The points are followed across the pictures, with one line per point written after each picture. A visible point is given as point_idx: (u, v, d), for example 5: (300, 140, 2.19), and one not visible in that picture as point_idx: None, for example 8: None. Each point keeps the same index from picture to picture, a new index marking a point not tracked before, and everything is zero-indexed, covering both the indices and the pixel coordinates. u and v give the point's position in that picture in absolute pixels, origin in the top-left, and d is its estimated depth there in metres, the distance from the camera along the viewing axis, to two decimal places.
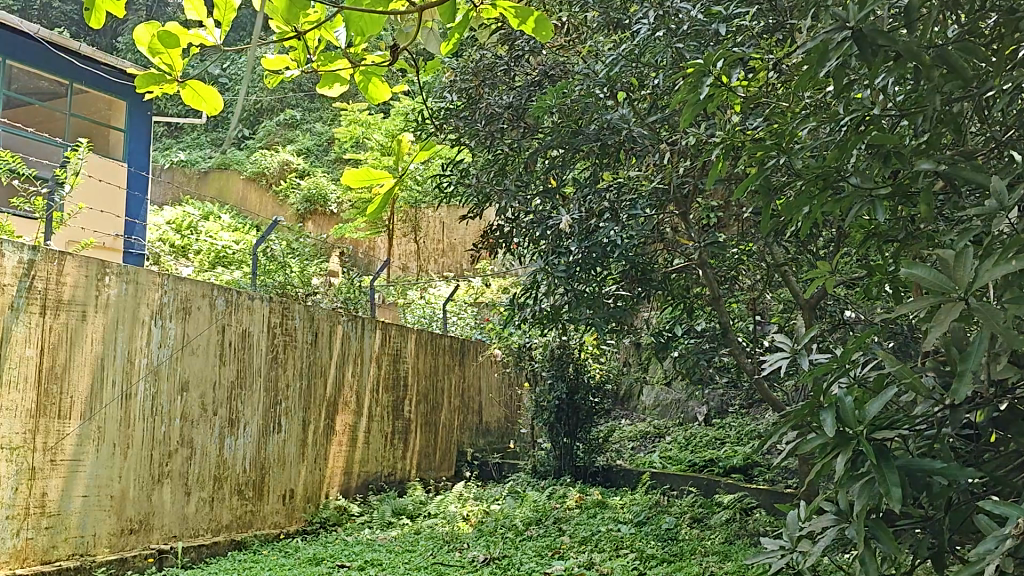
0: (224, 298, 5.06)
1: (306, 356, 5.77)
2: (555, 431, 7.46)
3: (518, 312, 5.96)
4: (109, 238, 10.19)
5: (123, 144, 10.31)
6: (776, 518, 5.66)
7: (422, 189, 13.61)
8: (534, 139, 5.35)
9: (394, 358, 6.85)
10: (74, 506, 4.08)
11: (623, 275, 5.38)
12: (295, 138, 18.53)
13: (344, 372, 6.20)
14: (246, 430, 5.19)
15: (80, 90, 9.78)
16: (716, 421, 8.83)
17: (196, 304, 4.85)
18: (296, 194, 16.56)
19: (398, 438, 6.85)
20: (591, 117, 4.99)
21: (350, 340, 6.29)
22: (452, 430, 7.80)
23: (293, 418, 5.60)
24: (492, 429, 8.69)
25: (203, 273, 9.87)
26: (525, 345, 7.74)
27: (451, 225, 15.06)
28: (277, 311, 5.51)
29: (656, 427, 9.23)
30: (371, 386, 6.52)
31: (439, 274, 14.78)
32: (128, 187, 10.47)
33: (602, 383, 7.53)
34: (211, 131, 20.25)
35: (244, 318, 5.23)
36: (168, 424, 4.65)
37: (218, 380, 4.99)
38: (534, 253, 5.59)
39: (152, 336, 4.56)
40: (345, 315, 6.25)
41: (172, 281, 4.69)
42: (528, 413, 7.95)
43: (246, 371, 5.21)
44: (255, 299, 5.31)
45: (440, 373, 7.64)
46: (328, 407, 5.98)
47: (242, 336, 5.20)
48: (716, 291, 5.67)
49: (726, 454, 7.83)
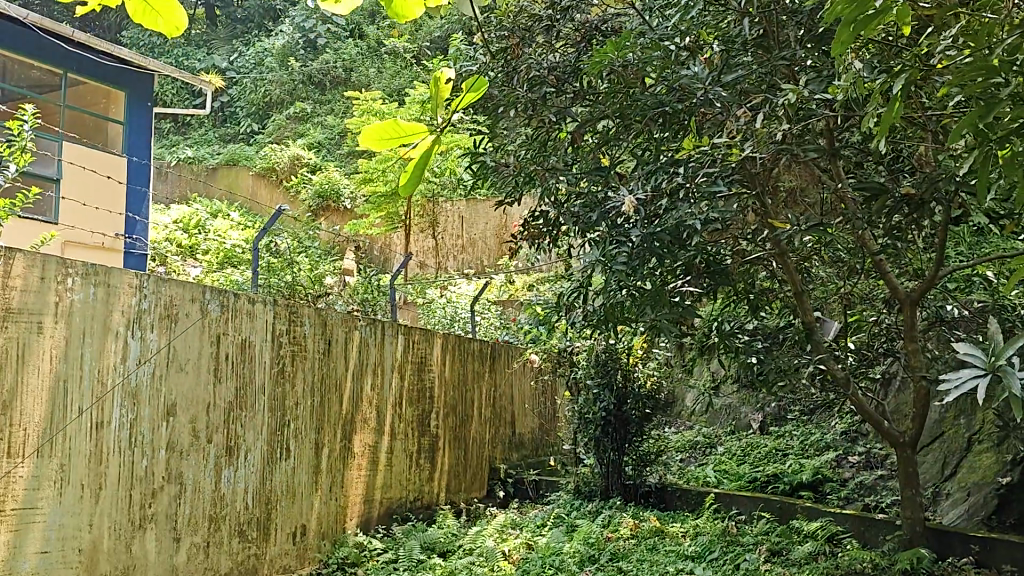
0: (218, 302, 4.23)
1: (319, 369, 4.94)
2: (601, 447, 6.64)
3: (562, 314, 5.11)
4: (108, 238, 9.41)
5: (123, 137, 9.50)
6: (874, 552, 4.80)
7: (439, 180, 12.78)
8: (584, 107, 4.54)
9: (418, 367, 6.01)
10: (28, 565, 3.26)
11: (689, 267, 4.47)
12: (306, 132, 17.74)
13: (363, 385, 5.37)
14: (248, 459, 4.36)
15: (77, 80, 8.96)
16: (774, 429, 7.96)
17: (184, 310, 4.03)
18: (308, 190, 15.79)
19: (425, 457, 6.01)
20: (658, 76, 4.14)
21: (369, 349, 5.46)
22: (483, 445, 6.96)
23: (304, 442, 4.77)
24: (526, 441, 7.85)
25: (209, 274, 9.08)
26: (566, 349, 6.93)
27: (470, 218, 14.23)
28: (284, 316, 4.67)
29: (706, 436, 8.36)
30: (394, 400, 5.69)
31: (459, 271, 13.95)
32: (128, 183, 9.65)
33: (653, 391, 6.71)
34: (220, 127, 19.52)
35: (246, 326, 4.40)
36: (151, 458, 3.83)
37: (212, 401, 4.16)
38: (583, 243, 4.70)
39: (128, 350, 3.74)
40: (362, 319, 5.41)
41: (153, 283, 3.87)
42: (568, 426, 7.11)
43: (247, 389, 4.38)
44: (258, 302, 4.48)
45: (470, 382, 6.81)
46: (345, 428, 5.15)
47: (242, 348, 4.36)
48: (799, 285, 4.80)
49: (792, 468, 6.97)
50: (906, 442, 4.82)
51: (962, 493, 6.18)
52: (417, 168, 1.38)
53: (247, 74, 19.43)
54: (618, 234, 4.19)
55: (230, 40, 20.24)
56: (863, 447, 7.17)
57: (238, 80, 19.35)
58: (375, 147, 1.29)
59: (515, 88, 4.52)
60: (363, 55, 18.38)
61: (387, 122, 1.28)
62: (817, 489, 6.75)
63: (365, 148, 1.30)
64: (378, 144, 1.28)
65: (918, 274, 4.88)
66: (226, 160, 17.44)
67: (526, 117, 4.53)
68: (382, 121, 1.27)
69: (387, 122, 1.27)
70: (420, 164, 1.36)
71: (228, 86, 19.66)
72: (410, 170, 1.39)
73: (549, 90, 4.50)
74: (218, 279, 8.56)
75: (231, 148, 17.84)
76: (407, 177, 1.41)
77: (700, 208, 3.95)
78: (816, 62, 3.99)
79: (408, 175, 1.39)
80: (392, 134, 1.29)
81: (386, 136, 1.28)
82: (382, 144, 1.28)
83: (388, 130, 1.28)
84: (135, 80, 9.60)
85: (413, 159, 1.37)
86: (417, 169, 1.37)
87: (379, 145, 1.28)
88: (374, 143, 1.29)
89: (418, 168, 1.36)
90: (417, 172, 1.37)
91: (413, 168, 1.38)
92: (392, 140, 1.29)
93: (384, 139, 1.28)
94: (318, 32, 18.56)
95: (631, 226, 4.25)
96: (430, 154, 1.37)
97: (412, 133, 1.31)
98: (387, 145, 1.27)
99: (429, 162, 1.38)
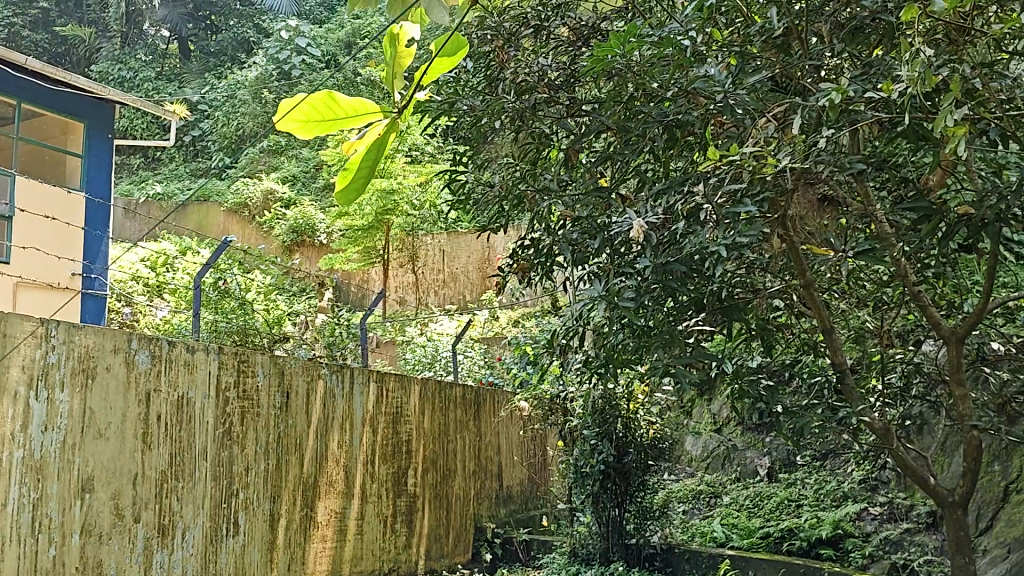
0: (148, 352, 3.54)
1: (274, 427, 4.25)
2: (600, 504, 6.02)
3: (555, 358, 4.46)
4: (64, 279, 8.70)
5: (81, 171, 8.85)
6: None
7: (418, 213, 12.18)
8: (580, 118, 3.93)
9: (393, 419, 5.32)
10: None
11: (705, 303, 3.81)
12: (280, 166, 17.12)
13: (328, 442, 4.67)
14: (186, 538, 3.66)
15: (32, 112, 8.33)
16: (784, 476, 7.31)
17: (104, 364, 3.35)
18: (282, 225, 15.13)
19: (401, 521, 5.31)
20: (668, 79, 3.52)
21: (336, 401, 4.77)
22: (467, 503, 6.27)
23: (256, 514, 4.07)
24: (514, 495, 7.16)
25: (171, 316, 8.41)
26: (559, 395, 6.30)
27: (451, 253, 13.60)
28: (232, 367, 3.98)
29: (709, 483, 7.69)
30: (365, 457, 5.00)
31: (440, 307, 13.32)
32: (86, 221, 8.97)
33: (656, 440, 6.08)
34: (191, 162, 18.88)
35: (184, 380, 3.72)
36: (61, 546, 3.12)
37: (141, 472, 3.47)
38: (579, 277, 4.05)
39: (30, 415, 3.05)
40: (327, 366, 4.72)
41: (64, 331, 3.19)
42: (563, 479, 6.45)
43: (184, 455, 3.69)
44: (199, 351, 3.80)
45: (452, 432, 6.12)
46: (306, 494, 4.45)
47: (178, 406, 3.68)
48: (829, 321, 4.19)
49: (810, 522, 6.30)
50: (956, 503, 4.23)
51: (1001, 549, 5.53)
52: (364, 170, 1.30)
53: (220, 107, 18.84)
54: (623, 265, 3.56)
55: (203, 74, 19.66)
56: (884, 496, 6.57)
57: (210, 113, 18.74)
58: (304, 131, 1.23)
59: (501, 95, 3.90)
60: (339, 86, 17.75)
61: (323, 100, 1.21)
62: (837, 546, 6.10)
63: (293, 132, 1.25)
64: (305, 128, 1.23)
65: (962, 308, 4.27)
66: (198, 196, 16.85)
67: (513, 129, 3.91)
68: (311, 97, 1.20)
69: (323, 97, 1.20)
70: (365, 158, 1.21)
71: (199, 120, 19.04)
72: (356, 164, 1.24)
73: (540, 97, 3.87)
74: (180, 322, 7.89)
75: (203, 184, 17.21)
76: (353, 177, 1.23)
77: (722, 231, 3.29)
78: (848, 61, 3.39)
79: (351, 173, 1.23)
80: (327, 116, 1.22)
81: (317, 115, 1.21)
82: (310, 126, 1.22)
83: (321, 105, 1.21)
84: (95, 110, 8.96)
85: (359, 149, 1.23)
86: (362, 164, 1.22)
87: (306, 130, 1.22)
88: (300, 127, 1.24)
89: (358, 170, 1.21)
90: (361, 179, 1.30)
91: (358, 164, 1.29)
92: (330, 122, 1.22)
93: (311, 122, 1.22)
94: (293, 64, 18.01)
95: (638, 254, 3.58)
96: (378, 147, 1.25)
97: (361, 116, 1.20)
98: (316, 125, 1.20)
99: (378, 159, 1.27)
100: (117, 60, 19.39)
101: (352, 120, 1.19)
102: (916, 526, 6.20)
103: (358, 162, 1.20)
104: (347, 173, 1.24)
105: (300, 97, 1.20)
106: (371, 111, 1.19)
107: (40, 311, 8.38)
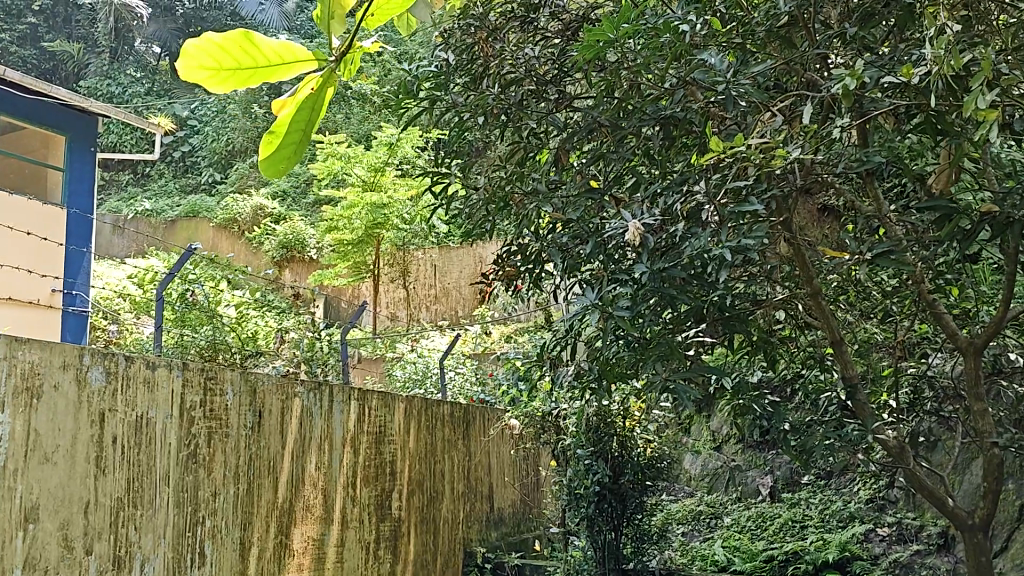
0: (101, 369, 3.26)
1: (245, 449, 3.95)
2: (595, 527, 5.74)
3: (545, 373, 4.19)
4: (44, 296, 8.43)
5: (62, 186, 8.61)
6: None
7: (409, 227, 11.91)
8: (570, 116, 3.67)
9: (375, 439, 5.04)
10: None
11: (706, 314, 3.54)
12: (270, 181, 16.87)
13: (305, 465, 4.38)
14: (144, 571, 3.36)
15: (12, 125, 8.08)
16: (787, 496, 7.02)
17: (51, 381, 3.06)
18: (271, 240, 14.84)
19: (384, 548, 5.01)
20: (664, 70, 3.27)
21: (314, 421, 4.48)
22: (456, 527, 5.97)
23: (224, 543, 3.77)
24: (506, 517, 6.87)
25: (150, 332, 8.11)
26: (552, 412, 6.02)
27: (443, 267, 13.32)
28: (197, 384, 3.69)
29: (709, 504, 7.41)
30: (345, 480, 4.71)
31: (432, 323, 13.04)
32: (67, 237, 8.74)
33: (653, 461, 5.83)
34: (180, 178, 18.59)
35: (142, 399, 3.43)
36: None
37: (93, 499, 3.18)
38: (570, 285, 3.78)
39: None
40: (304, 383, 4.43)
41: (5, 346, 2.90)
42: (556, 501, 6.16)
43: (143, 481, 3.39)
44: (161, 367, 3.51)
45: (439, 452, 5.84)
46: (281, 521, 4.15)
47: (137, 427, 3.38)
48: (838, 332, 3.93)
49: (816, 544, 6.01)
50: (976, 526, 3.97)
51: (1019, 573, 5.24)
52: (297, 137, 0.92)
53: (210, 122, 18.59)
54: (618, 271, 3.29)
55: (192, 89, 19.45)
56: (892, 516, 6.28)
57: (200, 129, 18.53)
58: (211, 86, 0.81)
59: (485, 87, 3.63)
60: None
61: (237, 36, 0.79)
62: (845, 570, 5.81)
63: (197, 85, 0.82)
64: (215, 81, 0.80)
65: (980, 317, 4.00)
66: (187, 212, 16.57)
67: (499, 126, 3.64)
68: (223, 35, 0.77)
69: (237, 34, 0.79)
70: (301, 129, 0.90)
71: (188, 135, 18.81)
72: (285, 133, 0.91)
73: (527, 90, 3.61)
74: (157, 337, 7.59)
75: (192, 199, 16.95)
76: (281, 149, 0.91)
77: (726, 233, 3.02)
78: (858, 47, 3.14)
79: (280, 147, 0.91)
80: (246, 62, 0.80)
81: (231, 63, 0.79)
82: (221, 80, 0.80)
83: (235, 47, 0.79)
84: (77, 122, 8.73)
85: (292, 119, 0.90)
86: (296, 134, 0.90)
87: (216, 84, 0.81)
88: (206, 79, 0.82)
89: (291, 144, 0.90)
90: (292, 150, 0.92)
91: (290, 134, 0.92)
92: (252, 73, 0.80)
93: (222, 72, 0.79)
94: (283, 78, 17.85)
95: (632, 260, 3.30)
96: (317, 109, 0.88)
97: (292, 63, 0.81)
98: (233, 77, 0.78)
99: (319, 123, 0.90)
100: (106, 76, 19.18)
101: (281, 73, 0.80)
102: (927, 547, 5.90)
103: (288, 133, 0.90)
104: (273, 143, 0.92)
105: (203, 34, 0.77)
106: (303, 58, 0.81)
107: (19, 329, 8.10)
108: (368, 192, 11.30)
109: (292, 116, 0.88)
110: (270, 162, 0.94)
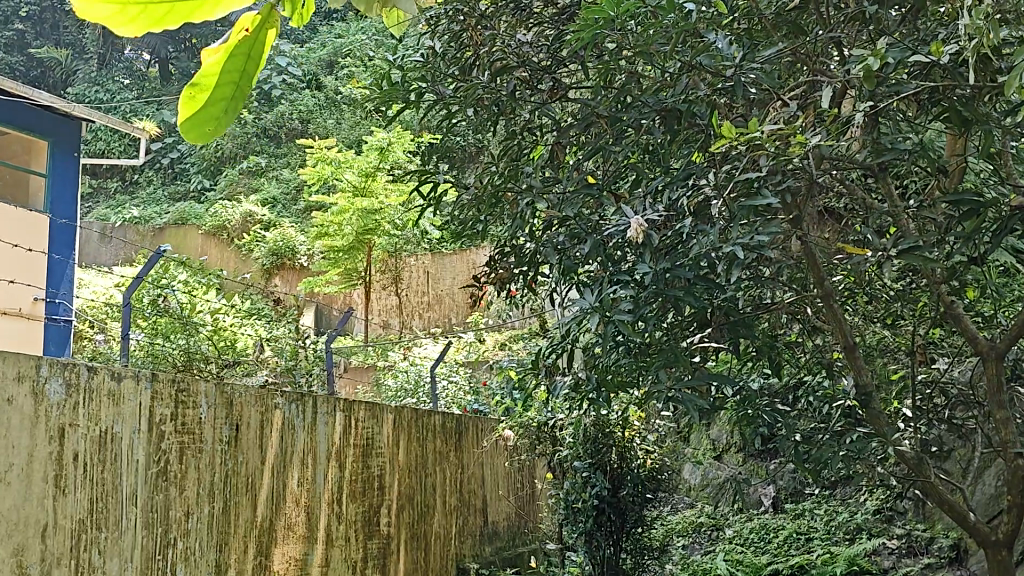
0: (61, 381, 3.01)
1: (221, 465, 3.70)
2: (594, 543, 5.54)
3: (540, 382, 3.97)
4: (26, 305, 8.16)
5: (45, 192, 8.35)
6: None
7: (400, 232, 11.67)
8: (566, 107, 3.45)
9: (363, 452, 4.80)
10: None
11: (712, 319, 3.33)
12: (260, 187, 16.61)
13: (287, 481, 4.14)
14: None
15: None
16: (791, 506, 6.80)
17: (5, 395, 2.81)
18: (261, 247, 14.56)
19: (372, 567, 4.77)
20: (666, 56, 3.05)
21: (296, 434, 4.24)
22: (448, 542, 5.73)
23: (198, 565, 3.53)
24: (500, 531, 6.63)
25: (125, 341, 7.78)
26: (547, 422, 5.79)
27: (435, 274, 13.06)
28: (167, 396, 3.45)
29: (710, 515, 7.18)
30: (330, 496, 4.46)
31: (425, 330, 12.79)
32: (50, 245, 8.47)
33: (652, 472, 5.61)
34: (169, 185, 18.30)
35: (107, 412, 3.18)
36: None
37: (53, 522, 2.92)
38: (568, 288, 3.55)
39: None
40: (286, 393, 4.19)
41: None
42: (552, 514, 5.93)
43: (108, 501, 3.15)
44: (128, 378, 3.27)
45: (430, 465, 5.60)
46: (260, 541, 3.91)
47: (100, 443, 3.14)
48: (851, 336, 3.71)
49: (823, 558, 5.79)
50: (999, 541, 3.80)
51: None
52: (226, 93, 0.80)
53: None
54: (619, 271, 3.06)
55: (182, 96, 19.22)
56: (901, 528, 6.05)
57: None
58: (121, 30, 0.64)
59: (473, 75, 3.38)
60: (320, 105, 17.26)
61: None
62: None
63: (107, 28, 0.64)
64: (128, 22, 0.63)
65: (999, 320, 3.79)
66: (176, 220, 16.31)
67: (491, 118, 3.43)
68: None
69: None
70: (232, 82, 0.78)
71: (178, 142, 18.56)
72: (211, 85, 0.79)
73: (518, 78, 3.36)
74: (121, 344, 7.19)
75: (181, 207, 16.68)
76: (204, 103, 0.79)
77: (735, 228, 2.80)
78: (874, 30, 2.92)
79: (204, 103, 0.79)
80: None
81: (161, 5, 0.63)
82: (133, 20, 0.63)
83: None
84: (60, 126, 8.47)
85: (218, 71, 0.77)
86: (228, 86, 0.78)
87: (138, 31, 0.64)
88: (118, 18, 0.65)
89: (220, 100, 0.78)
90: (219, 110, 0.80)
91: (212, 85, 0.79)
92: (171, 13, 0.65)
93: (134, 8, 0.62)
94: (272, 83, 17.63)
95: (634, 259, 3.07)
96: (252, 56, 0.78)
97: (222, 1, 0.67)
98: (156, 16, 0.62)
99: (254, 77, 0.79)
100: (94, 82, 18.94)
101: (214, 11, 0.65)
102: (938, 561, 5.68)
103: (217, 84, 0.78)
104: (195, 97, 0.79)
105: None
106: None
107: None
108: (359, 197, 11.07)
109: (221, 66, 0.77)
110: (189, 111, 0.80)
